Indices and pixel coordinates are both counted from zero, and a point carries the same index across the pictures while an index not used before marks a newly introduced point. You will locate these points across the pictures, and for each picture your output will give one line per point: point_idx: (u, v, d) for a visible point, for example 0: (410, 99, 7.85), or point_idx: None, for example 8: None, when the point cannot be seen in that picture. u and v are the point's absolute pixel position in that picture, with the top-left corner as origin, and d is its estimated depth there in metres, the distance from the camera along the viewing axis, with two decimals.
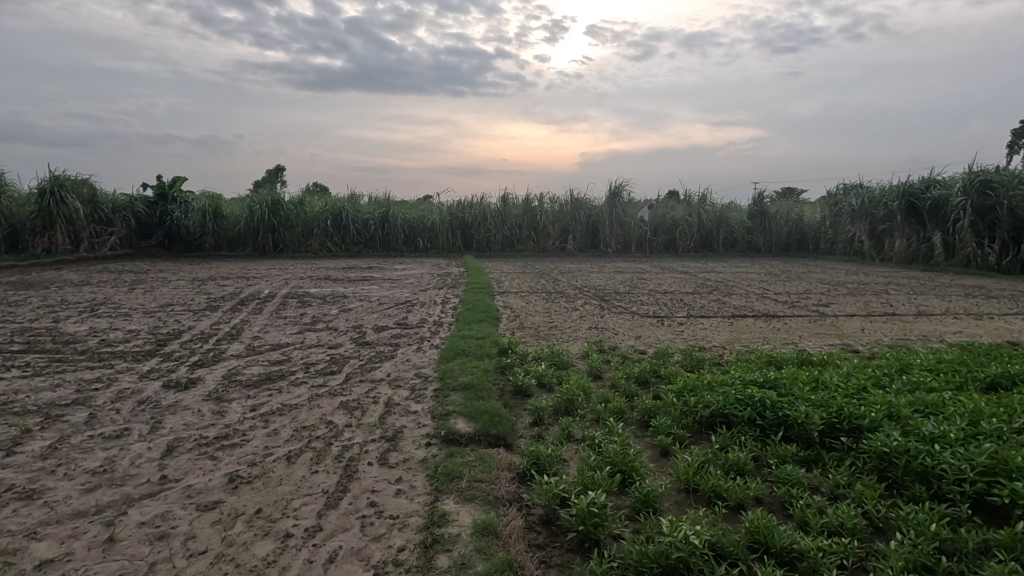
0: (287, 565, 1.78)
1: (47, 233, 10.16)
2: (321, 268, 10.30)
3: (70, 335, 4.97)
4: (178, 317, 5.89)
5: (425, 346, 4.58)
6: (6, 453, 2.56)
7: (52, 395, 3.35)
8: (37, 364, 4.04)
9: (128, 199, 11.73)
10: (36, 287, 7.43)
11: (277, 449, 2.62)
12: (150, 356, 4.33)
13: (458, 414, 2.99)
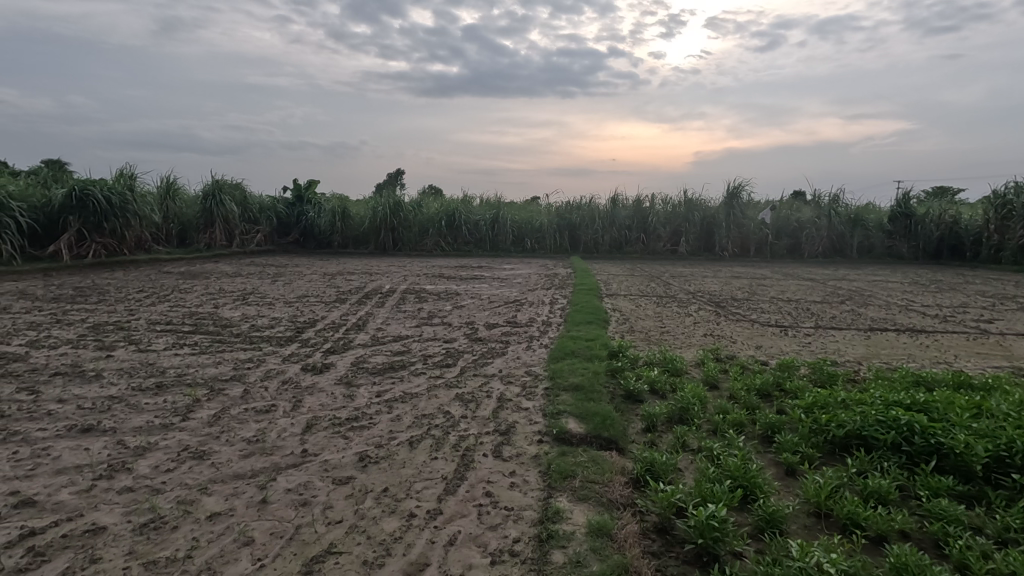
0: (412, 542, 1.91)
1: (208, 230, 11.69)
2: (435, 266, 10.82)
3: (227, 320, 5.69)
4: (312, 308, 6.50)
5: (536, 345, 4.66)
6: (182, 417, 2.99)
7: (215, 370, 3.86)
8: (204, 343, 4.68)
9: (272, 201, 13.23)
10: (200, 277, 8.57)
11: (400, 434, 2.81)
12: (291, 341, 4.83)
13: (569, 414, 3.01)
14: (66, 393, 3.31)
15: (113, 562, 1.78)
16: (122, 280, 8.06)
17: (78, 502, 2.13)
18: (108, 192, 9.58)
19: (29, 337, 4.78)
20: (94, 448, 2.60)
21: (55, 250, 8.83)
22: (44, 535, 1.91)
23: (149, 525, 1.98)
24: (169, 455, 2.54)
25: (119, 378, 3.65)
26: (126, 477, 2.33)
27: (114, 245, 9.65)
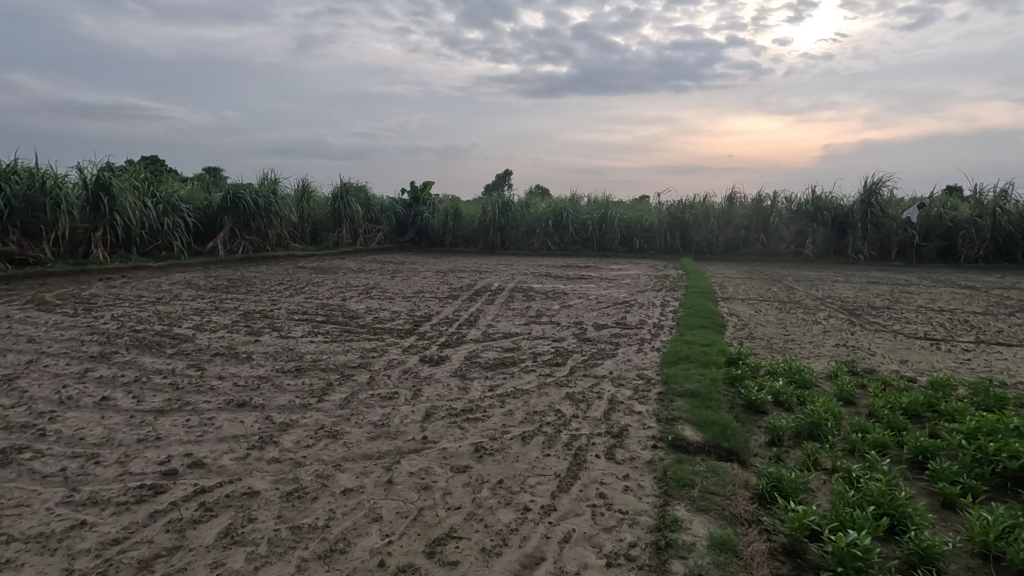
0: (528, 535, 1.95)
1: (337, 229, 12.75)
2: (543, 265, 10.92)
3: (354, 311, 6.18)
4: (427, 303, 6.85)
5: (647, 348, 4.53)
6: (318, 398, 3.30)
7: (345, 358, 4.22)
8: (334, 332, 5.12)
9: (391, 203, 14.13)
10: (330, 272, 9.38)
11: (513, 429, 2.87)
12: (409, 333, 5.13)
13: (684, 420, 2.90)
14: (225, 371, 3.79)
15: (265, 523, 1.99)
16: (266, 273, 9.06)
17: (237, 468, 2.42)
18: (255, 195, 10.80)
19: (195, 321, 5.53)
20: (248, 421, 2.95)
21: (213, 246, 10.12)
22: (211, 493, 2.19)
23: (294, 494, 2.20)
24: (309, 432, 2.81)
25: (266, 361, 4.10)
26: (274, 449, 2.60)
27: (259, 242, 10.85)
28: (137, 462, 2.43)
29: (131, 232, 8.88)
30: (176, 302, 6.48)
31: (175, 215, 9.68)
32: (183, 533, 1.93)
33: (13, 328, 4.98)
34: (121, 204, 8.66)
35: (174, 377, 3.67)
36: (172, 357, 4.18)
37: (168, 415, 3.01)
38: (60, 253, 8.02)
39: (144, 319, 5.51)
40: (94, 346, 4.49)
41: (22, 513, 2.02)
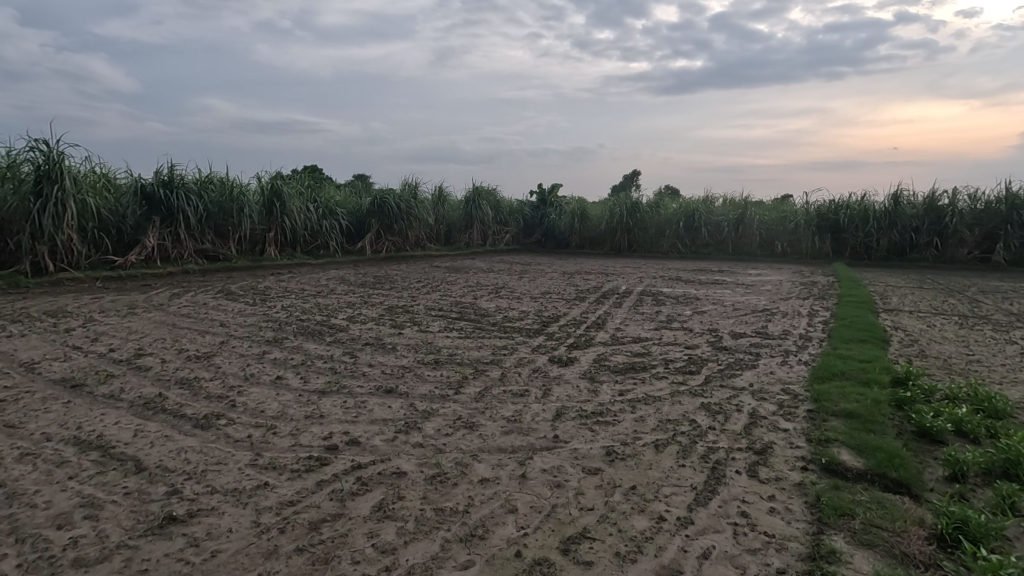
0: (664, 545, 1.90)
1: (468, 230, 13.39)
2: (672, 268, 10.50)
3: (485, 310, 6.45)
4: (555, 304, 6.92)
5: (793, 361, 4.17)
6: (455, 390, 3.49)
7: (478, 353, 4.42)
8: (467, 329, 5.38)
9: (520, 205, 14.52)
10: (462, 272, 9.87)
11: (645, 435, 2.81)
12: (538, 333, 5.22)
13: (841, 443, 2.62)
14: (374, 360, 4.17)
15: (412, 502, 2.16)
16: (406, 271, 9.78)
17: (386, 448, 2.64)
18: (398, 200, 11.72)
19: (348, 313, 6.15)
20: (395, 406, 3.21)
21: (361, 246, 11.16)
22: (366, 469, 2.42)
23: (437, 478, 2.35)
24: (448, 421, 2.99)
25: (408, 352, 4.43)
26: (417, 434, 2.81)
27: (400, 243, 11.73)
28: (306, 435, 2.77)
29: (296, 233, 10.11)
30: (332, 295, 7.26)
31: (331, 218, 10.83)
32: (345, 502, 2.16)
33: (210, 314, 5.92)
34: (289, 209, 9.91)
35: (333, 362, 4.11)
36: (330, 344, 4.69)
37: (329, 396, 3.38)
38: (243, 251, 9.37)
39: (307, 310, 6.26)
40: (269, 332, 5.19)
41: (221, 469, 2.39)
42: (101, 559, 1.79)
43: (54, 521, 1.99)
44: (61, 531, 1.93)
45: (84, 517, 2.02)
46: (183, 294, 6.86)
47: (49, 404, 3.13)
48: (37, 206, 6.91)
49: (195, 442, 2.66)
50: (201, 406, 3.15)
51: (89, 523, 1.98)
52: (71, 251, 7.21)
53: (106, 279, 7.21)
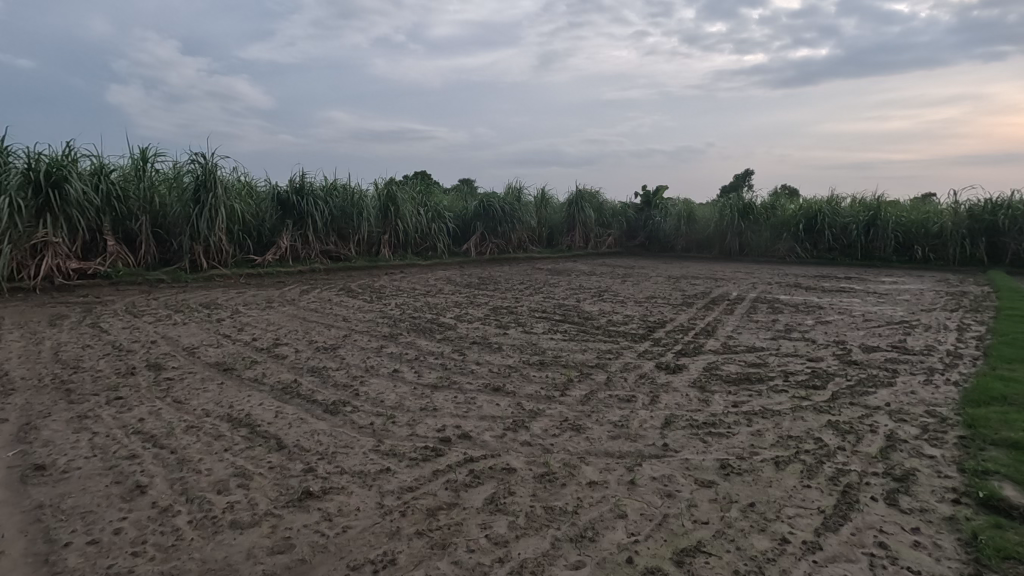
0: (788, 569, 1.78)
1: (570, 233, 13.38)
2: (789, 274, 9.77)
3: (588, 313, 6.42)
4: (660, 309, 6.72)
5: (939, 381, 3.71)
6: (561, 392, 3.51)
7: (583, 356, 4.41)
8: (571, 331, 5.39)
9: (623, 208, 14.28)
10: (564, 274, 9.89)
11: (764, 451, 2.65)
12: (644, 339, 5.10)
13: (1003, 476, 2.29)
14: (482, 358, 4.31)
15: (522, 498, 2.21)
16: (509, 273, 9.99)
17: (495, 444, 2.73)
18: (503, 203, 12.01)
19: (456, 313, 6.41)
20: (502, 404, 3.30)
21: (467, 248, 11.56)
22: (478, 463, 2.51)
23: (545, 477, 2.39)
24: (554, 422, 3.01)
25: (513, 352, 4.52)
26: (526, 433, 2.87)
27: (503, 245, 12.01)
28: (421, 426, 2.93)
29: (408, 236, 10.71)
30: (440, 295, 7.59)
31: (440, 221, 11.34)
32: (459, 492, 2.26)
33: (334, 309, 6.45)
34: (402, 212, 10.52)
35: (444, 359, 4.31)
36: (441, 342, 4.92)
37: (441, 390, 3.55)
38: (361, 252, 10.09)
39: (419, 308, 6.61)
40: (385, 327, 5.55)
41: (348, 452, 2.60)
42: (252, 524, 2.03)
43: (214, 486, 2.28)
44: (220, 496, 2.21)
45: (237, 485, 2.29)
46: (311, 290, 7.53)
47: (207, 384, 3.59)
48: (196, 212, 7.94)
49: (324, 425, 2.92)
50: (329, 393, 3.44)
51: (242, 491, 2.25)
52: (220, 250, 8.19)
53: (248, 276, 8.11)
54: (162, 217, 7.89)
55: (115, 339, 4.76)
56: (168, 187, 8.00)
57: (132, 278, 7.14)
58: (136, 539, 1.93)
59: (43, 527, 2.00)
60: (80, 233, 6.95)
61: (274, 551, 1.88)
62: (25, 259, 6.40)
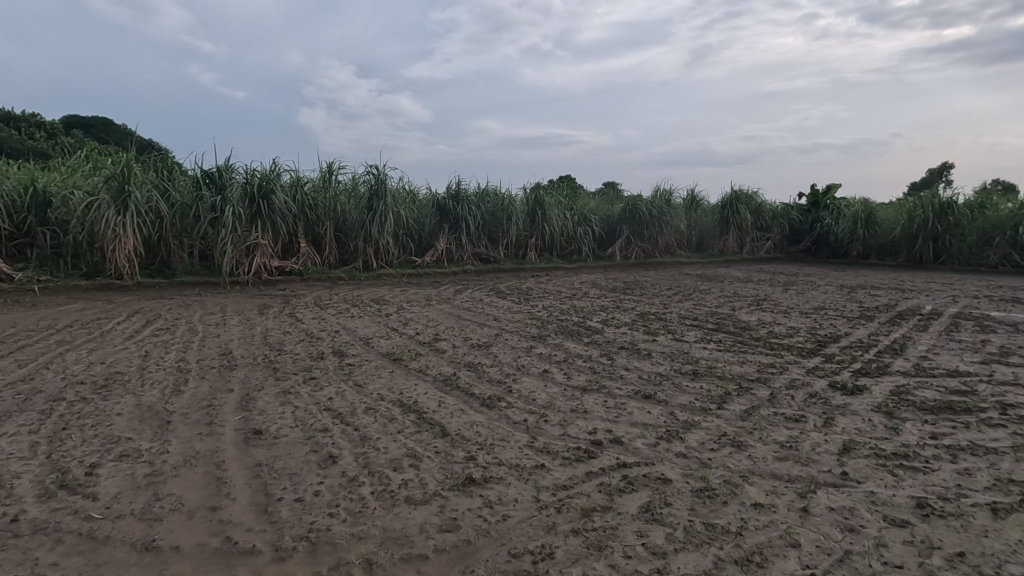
0: None
1: (723, 237, 12.57)
2: (1004, 286, 8.13)
3: (746, 323, 5.97)
4: (832, 322, 6.02)
5: None
6: (718, 405, 3.32)
7: (742, 369, 4.12)
8: (726, 342, 5.06)
9: (786, 209, 13.06)
10: (716, 280, 9.31)
11: (975, 494, 2.25)
12: (813, 354, 4.61)
13: None
14: (631, 364, 4.24)
15: (680, 511, 2.14)
16: (656, 278, 9.68)
17: (649, 453, 2.67)
18: (650, 206, 11.68)
19: (602, 317, 6.37)
20: (654, 412, 3.21)
21: (612, 252, 11.43)
22: (631, 469, 2.48)
23: (704, 492, 2.28)
24: (712, 436, 2.86)
25: (664, 360, 4.37)
26: (680, 444, 2.76)
27: (650, 249, 11.67)
28: (573, 427, 2.97)
29: (554, 239, 10.90)
30: (586, 299, 7.60)
31: (585, 225, 11.36)
32: (613, 496, 2.26)
33: (486, 309, 6.79)
34: (549, 216, 10.75)
35: (592, 362, 4.32)
36: (588, 345, 4.93)
37: (591, 393, 3.56)
38: (509, 254, 10.50)
39: (565, 311, 6.69)
40: (533, 328, 5.71)
41: (504, 445, 2.73)
42: (424, 501, 2.23)
43: (390, 464, 2.54)
44: (395, 473, 2.45)
45: (409, 465, 2.53)
46: (465, 290, 8.02)
47: (381, 371, 4.01)
48: (369, 217, 8.90)
49: (482, 418, 3.10)
50: (485, 388, 3.64)
51: (413, 470, 2.48)
52: (388, 252, 9.09)
53: (410, 275, 8.88)
54: (343, 222, 8.97)
55: (306, 327, 5.53)
56: (348, 197, 9.08)
57: (318, 275, 8.24)
58: (332, 501, 2.22)
59: (262, 481, 2.40)
60: (281, 236, 8.18)
61: (443, 529, 2.04)
62: (241, 258, 7.69)
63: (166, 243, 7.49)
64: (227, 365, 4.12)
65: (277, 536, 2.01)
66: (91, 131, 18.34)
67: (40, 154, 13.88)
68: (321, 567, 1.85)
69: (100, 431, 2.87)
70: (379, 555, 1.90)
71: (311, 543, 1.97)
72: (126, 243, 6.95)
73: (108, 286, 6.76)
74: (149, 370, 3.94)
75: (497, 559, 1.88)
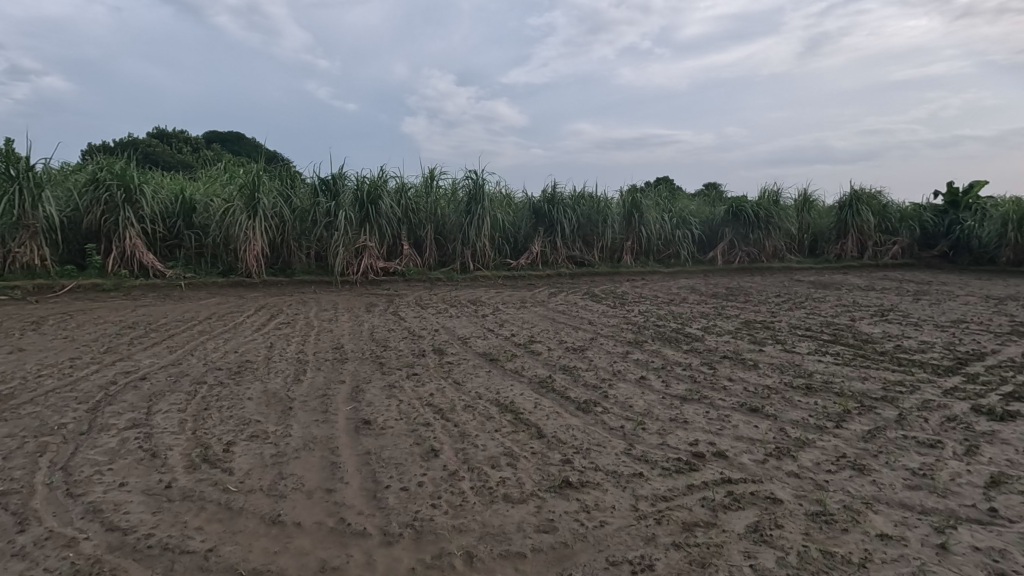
0: None
1: (840, 241, 11.53)
2: None
3: (868, 335, 5.43)
4: (975, 337, 5.31)
5: None
6: (835, 423, 3.06)
7: (863, 386, 3.75)
8: (845, 355, 4.63)
9: (917, 209, 11.74)
10: (832, 288, 8.57)
11: None
12: (951, 373, 4.09)
13: None
14: (735, 375, 4.01)
15: (793, 534, 2.00)
16: (762, 284, 9.09)
17: (756, 469, 2.51)
18: (757, 207, 11.01)
19: (703, 324, 6.09)
20: (762, 427, 3.02)
21: (713, 255, 10.88)
22: (737, 485, 2.36)
23: (820, 516, 2.11)
24: (828, 457, 2.64)
25: (773, 372, 4.10)
26: (792, 462, 2.58)
27: (756, 253, 10.98)
28: (672, 437, 2.87)
29: (651, 242, 10.60)
30: (684, 304, 7.31)
31: (685, 228, 10.94)
32: (717, 512, 2.16)
33: (580, 312, 6.75)
34: (646, 219, 10.49)
35: (692, 371, 4.14)
36: (688, 353, 4.73)
37: (691, 403, 3.42)
38: (604, 257, 10.35)
39: (663, 316, 6.47)
40: (629, 333, 5.58)
41: (601, 451, 2.70)
42: (521, 500, 2.26)
43: (488, 461, 2.61)
44: (493, 470, 2.52)
45: (507, 463, 2.58)
46: (559, 293, 8.03)
47: (478, 371, 4.13)
48: (468, 221, 9.18)
49: (578, 422, 3.08)
50: (581, 392, 3.62)
51: (511, 469, 2.52)
52: (485, 254, 9.31)
53: (505, 277, 9.03)
54: (442, 226, 9.33)
55: (408, 326, 5.81)
56: (448, 201, 9.43)
57: (418, 276, 8.62)
58: (434, 493, 2.33)
59: (371, 469, 2.56)
60: (386, 239, 8.67)
61: (540, 529, 2.06)
62: (351, 259, 8.25)
63: (287, 245, 8.21)
64: (339, 358, 4.45)
65: (385, 521, 2.14)
66: (228, 145, 20.62)
67: (186, 166, 15.79)
68: (425, 555, 1.94)
69: (234, 413, 3.21)
70: (479, 549, 1.96)
71: (415, 531, 2.07)
72: (255, 245, 7.70)
73: (240, 283, 7.53)
74: (273, 359, 4.35)
75: (595, 566, 1.87)
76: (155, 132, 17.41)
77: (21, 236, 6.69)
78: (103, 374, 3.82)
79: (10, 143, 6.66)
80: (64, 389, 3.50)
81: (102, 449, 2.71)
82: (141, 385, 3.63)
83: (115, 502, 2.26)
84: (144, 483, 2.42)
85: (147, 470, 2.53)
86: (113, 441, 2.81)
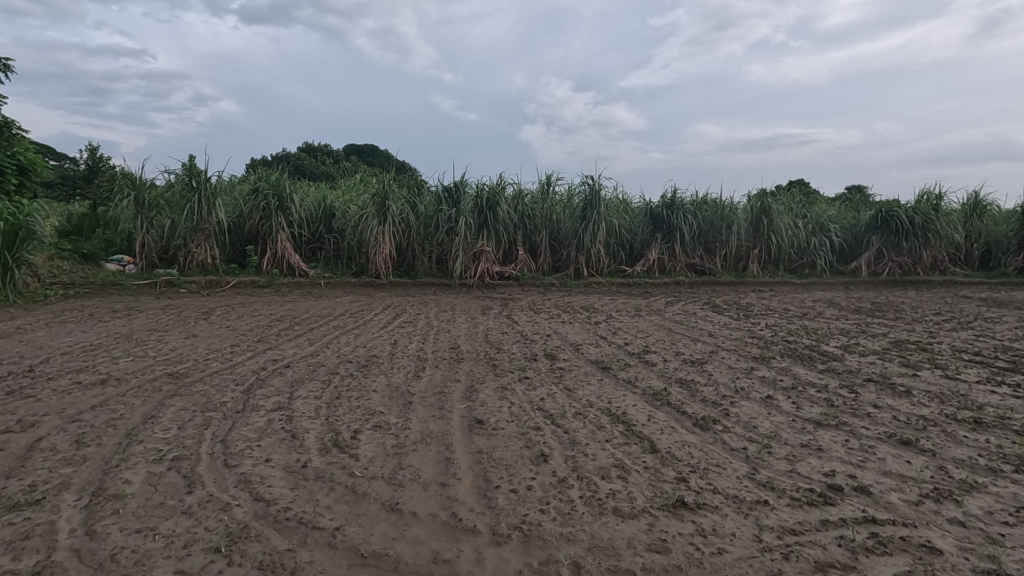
0: None
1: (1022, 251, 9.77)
2: None
3: None
4: None
5: None
6: (1014, 467, 2.58)
7: None
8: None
9: None
10: (1010, 307, 7.29)
11: None
12: None
13: None
14: (881, 401, 3.55)
15: None
16: (917, 299, 7.99)
17: (910, 511, 2.20)
18: (913, 212, 9.70)
19: (842, 342, 5.48)
20: (916, 463, 2.64)
21: (856, 266, 9.77)
22: (883, 527, 2.08)
23: None
24: (1005, 506, 2.23)
25: (930, 401, 3.57)
26: (955, 508, 2.22)
27: (910, 264, 9.68)
28: (804, 465, 2.61)
29: (782, 250, 9.79)
30: (821, 319, 6.64)
31: (822, 234, 9.96)
32: (857, 554, 1.93)
33: (700, 323, 6.39)
34: (777, 225, 9.70)
35: (829, 394, 3.74)
36: (823, 373, 4.29)
37: (827, 429, 3.09)
38: (727, 266, 9.75)
39: (794, 331, 5.93)
40: (754, 348, 5.18)
41: (720, 472, 2.53)
42: (632, 515, 2.18)
43: (599, 471, 2.56)
44: (604, 481, 2.46)
45: (618, 476, 2.51)
46: (676, 302, 7.69)
47: (590, 378, 4.08)
48: (583, 227, 9.15)
49: (695, 439, 2.92)
50: (699, 407, 3.42)
51: (622, 482, 2.45)
52: (599, 260, 9.20)
53: (619, 284, 8.85)
54: (558, 231, 9.37)
55: (522, 329, 5.90)
56: (563, 207, 9.46)
57: (532, 280, 8.73)
58: (543, 498, 2.32)
59: (483, 467, 2.62)
60: (502, 244, 8.90)
61: (652, 548, 1.97)
62: (470, 263, 8.58)
63: (412, 249, 8.74)
64: (456, 358, 4.63)
65: (494, 521, 2.18)
66: (364, 156, 22.53)
67: (329, 177, 17.47)
68: (533, 559, 1.95)
69: (361, 403, 3.47)
70: (587, 561, 1.93)
71: (524, 534, 2.09)
72: (384, 248, 8.32)
73: (370, 282, 8.16)
74: (396, 355, 4.64)
75: None
76: (305, 146, 19.55)
77: (198, 238, 7.81)
78: (256, 360, 4.33)
79: (191, 160, 7.82)
80: (226, 372, 4.02)
81: (253, 427, 3.07)
82: (286, 372, 4.06)
83: (261, 475, 2.54)
84: (285, 461, 2.69)
85: (288, 450, 2.81)
86: (262, 420, 3.17)
